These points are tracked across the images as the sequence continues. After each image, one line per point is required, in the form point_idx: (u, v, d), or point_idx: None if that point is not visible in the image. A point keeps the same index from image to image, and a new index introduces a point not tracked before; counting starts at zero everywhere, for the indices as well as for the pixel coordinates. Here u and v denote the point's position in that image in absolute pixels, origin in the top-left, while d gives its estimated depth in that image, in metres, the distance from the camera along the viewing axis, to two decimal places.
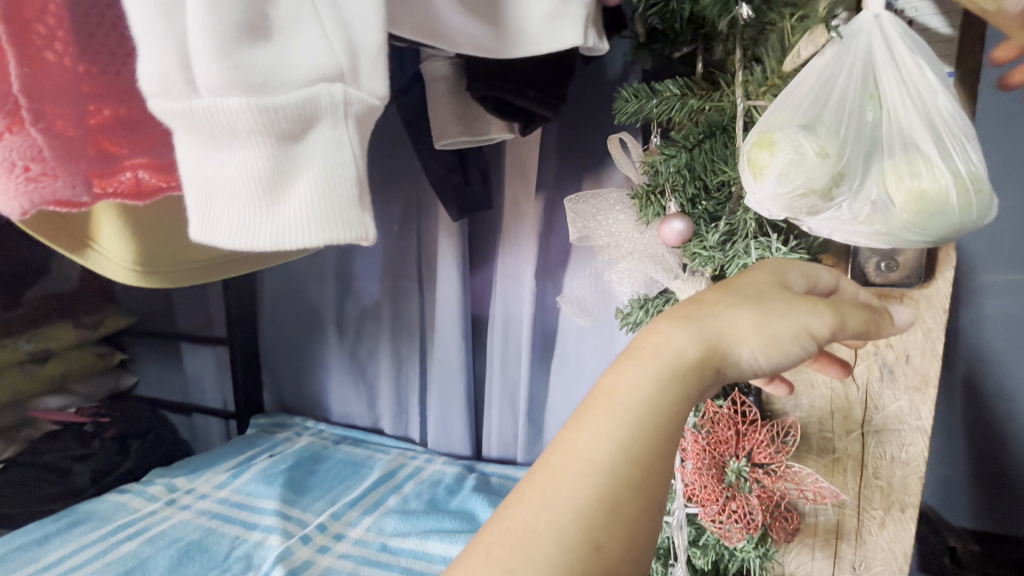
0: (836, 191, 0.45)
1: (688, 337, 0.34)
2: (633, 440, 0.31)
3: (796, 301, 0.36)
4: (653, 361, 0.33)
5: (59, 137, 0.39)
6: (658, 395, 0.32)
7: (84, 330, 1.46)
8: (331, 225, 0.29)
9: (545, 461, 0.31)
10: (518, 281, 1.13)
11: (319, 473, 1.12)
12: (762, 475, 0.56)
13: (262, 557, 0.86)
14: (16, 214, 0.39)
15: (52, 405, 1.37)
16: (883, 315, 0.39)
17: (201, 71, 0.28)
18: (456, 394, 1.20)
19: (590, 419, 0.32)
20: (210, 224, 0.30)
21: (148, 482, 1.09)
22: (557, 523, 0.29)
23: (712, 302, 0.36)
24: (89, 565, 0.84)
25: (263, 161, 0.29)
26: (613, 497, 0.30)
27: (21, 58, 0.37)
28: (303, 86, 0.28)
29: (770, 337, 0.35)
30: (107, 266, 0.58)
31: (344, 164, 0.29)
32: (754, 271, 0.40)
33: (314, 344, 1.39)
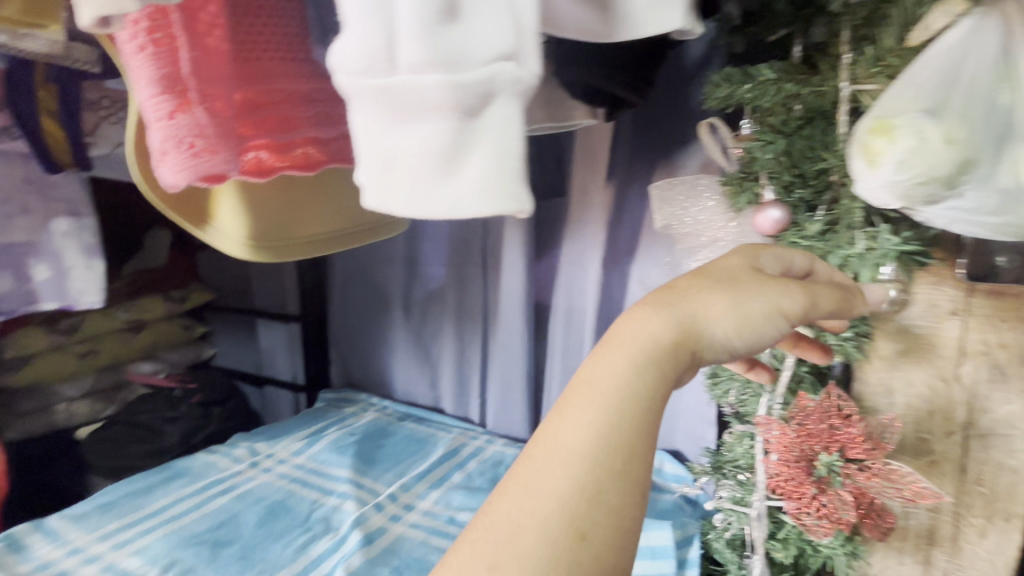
0: (960, 175, 0.43)
1: (661, 323, 0.35)
2: (610, 426, 0.31)
3: (768, 283, 0.37)
4: (630, 349, 0.34)
5: (217, 116, 0.45)
6: (634, 376, 0.33)
7: (172, 303, 1.56)
8: (502, 198, 0.30)
9: (529, 452, 0.32)
10: (582, 271, 1.13)
11: (386, 448, 1.17)
12: (856, 471, 0.54)
13: (339, 520, 0.91)
14: (179, 184, 0.45)
15: (145, 370, 1.52)
16: (854, 294, 0.42)
17: (403, 50, 0.30)
18: (517, 377, 1.23)
19: (568, 409, 0.32)
20: (387, 194, 0.33)
21: (232, 445, 1.18)
22: (541, 512, 0.29)
23: (683, 288, 0.37)
24: (187, 514, 0.92)
25: (447, 134, 0.30)
26: (595, 484, 0.30)
27: (192, 44, 0.43)
28: (487, 63, 0.30)
29: (744, 318, 0.36)
30: (224, 241, 0.61)
31: (516, 141, 0.30)
32: (727, 256, 0.40)
33: (381, 325, 1.45)
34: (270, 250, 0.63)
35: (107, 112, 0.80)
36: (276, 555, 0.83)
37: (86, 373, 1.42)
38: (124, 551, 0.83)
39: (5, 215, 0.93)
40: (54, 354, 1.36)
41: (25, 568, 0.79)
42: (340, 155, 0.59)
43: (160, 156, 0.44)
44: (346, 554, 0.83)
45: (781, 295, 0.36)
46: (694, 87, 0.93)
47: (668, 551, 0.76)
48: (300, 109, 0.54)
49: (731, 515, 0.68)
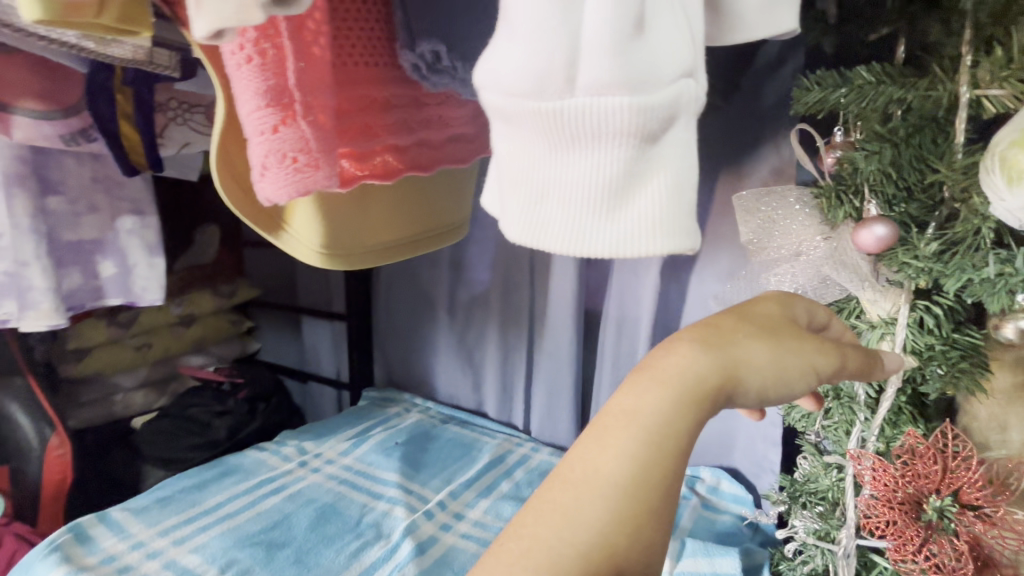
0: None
1: (705, 361, 0.32)
2: (651, 462, 0.29)
3: (808, 337, 0.36)
4: (677, 386, 0.31)
5: (320, 130, 0.44)
6: (675, 414, 0.31)
7: (221, 298, 1.59)
8: (674, 234, 0.29)
9: (563, 476, 0.30)
10: (637, 278, 1.08)
11: (432, 452, 1.17)
12: (973, 518, 0.49)
13: (390, 527, 0.91)
14: (282, 201, 0.43)
15: (195, 362, 1.55)
16: (882, 357, 0.40)
17: (583, 69, 0.29)
18: (564, 385, 1.20)
19: (611, 440, 0.30)
20: (543, 227, 0.31)
21: (281, 442, 1.19)
22: (577, 543, 0.28)
23: (729, 327, 0.34)
24: (242, 513, 0.93)
25: (622, 164, 0.29)
26: (634, 519, 0.29)
27: (300, 55, 0.42)
28: (673, 84, 0.28)
29: (781, 371, 0.33)
30: (299, 249, 0.60)
31: (690, 172, 0.29)
32: (765, 297, 0.38)
33: (425, 326, 1.45)
34: (339, 258, 0.62)
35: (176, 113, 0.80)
36: (330, 560, 0.83)
37: (141, 365, 1.46)
38: (184, 548, 0.84)
39: (76, 212, 0.96)
40: (115, 345, 1.41)
41: (92, 560, 0.81)
42: (416, 163, 0.59)
43: (260, 173, 0.42)
44: (400, 564, 0.82)
45: (825, 357, 0.34)
46: (769, 88, 0.86)
47: None
48: (380, 116, 0.54)
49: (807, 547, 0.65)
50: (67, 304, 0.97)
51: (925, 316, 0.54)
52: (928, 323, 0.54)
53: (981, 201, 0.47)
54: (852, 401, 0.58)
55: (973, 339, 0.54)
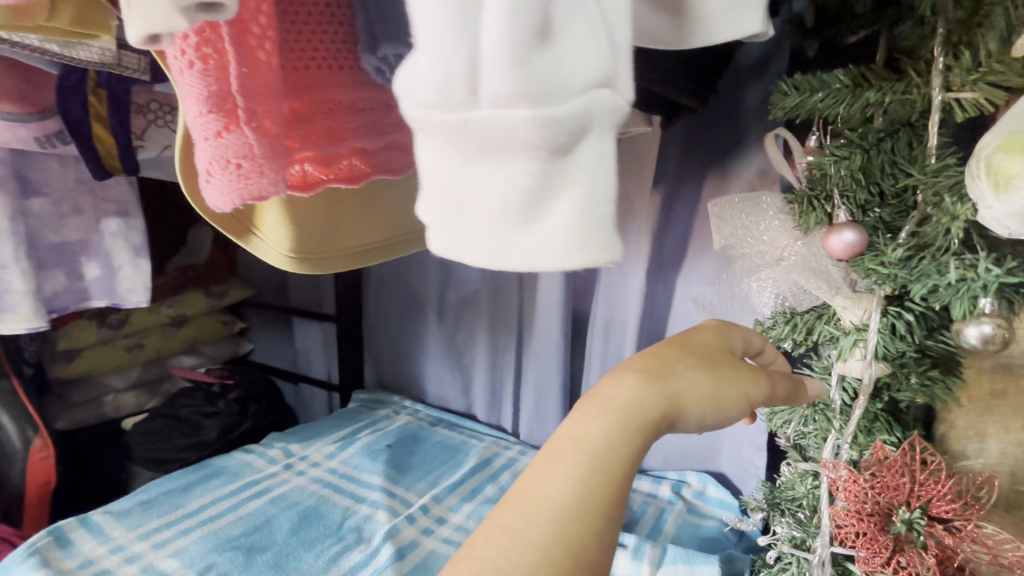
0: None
1: (651, 391, 0.36)
2: (596, 484, 0.32)
3: (742, 370, 0.41)
4: (622, 412, 0.35)
5: (265, 135, 0.43)
6: (620, 439, 0.34)
7: (212, 299, 1.57)
8: (591, 248, 0.29)
9: (512, 501, 0.32)
10: (624, 279, 1.08)
11: (418, 455, 1.16)
12: (940, 531, 0.48)
13: (371, 530, 0.91)
14: (227, 206, 0.43)
15: (186, 364, 1.55)
16: (802, 389, 0.46)
17: (486, 79, 0.28)
18: (552, 388, 1.19)
19: (560, 465, 0.32)
20: (459, 242, 0.31)
21: (268, 445, 1.18)
22: (524, 567, 0.29)
23: (672, 360, 0.39)
24: (224, 517, 0.92)
25: (532, 178, 0.29)
26: (578, 541, 0.30)
27: (241, 59, 0.41)
28: (583, 93, 0.28)
29: (718, 401, 0.38)
30: (268, 253, 0.61)
31: (606, 184, 0.29)
32: (701, 331, 0.43)
33: (415, 328, 1.44)
34: (309, 263, 0.63)
35: (154, 116, 0.80)
36: (308, 564, 0.82)
37: (132, 366, 1.46)
38: (163, 552, 0.84)
39: (59, 214, 0.96)
40: (105, 347, 1.40)
41: (70, 565, 0.80)
42: (383, 166, 0.61)
43: (206, 178, 0.43)
44: (377, 569, 0.82)
45: (753, 387, 0.39)
46: (755, 86, 0.84)
47: None
48: (345, 119, 0.55)
49: (785, 557, 0.63)
50: (49, 306, 0.97)
51: (897, 321, 0.52)
52: (899, 329, 0.52)
53: (956, 205, 0.45)
54: (828, 409, 0.59)
55: (946, 346, 0.53)
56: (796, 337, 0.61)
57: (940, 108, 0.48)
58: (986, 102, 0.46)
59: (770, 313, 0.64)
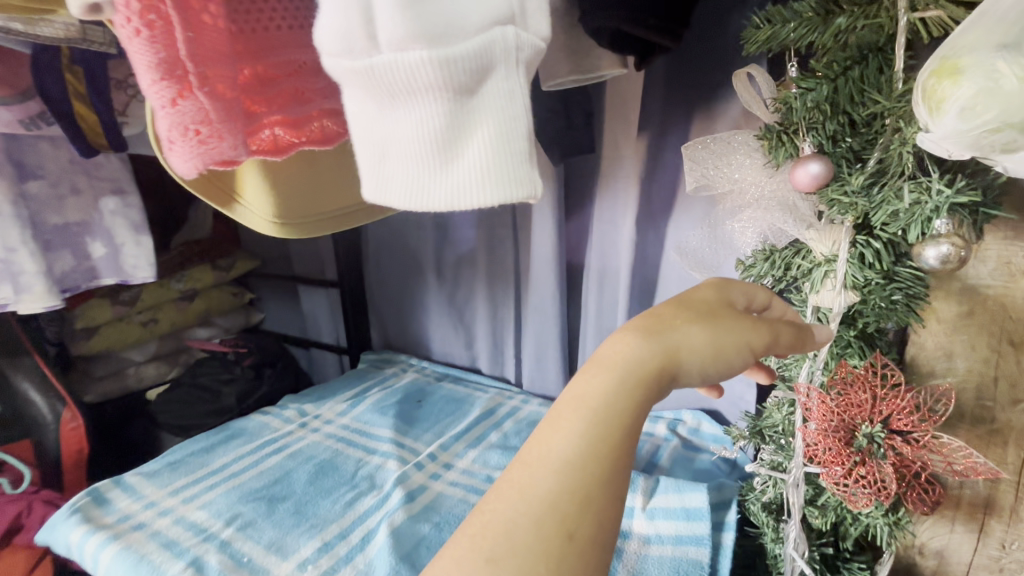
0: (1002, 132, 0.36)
1: (649, 347, 0.39)
2: (596, 437, 0.35)
3: (742, 320, 0.43)
4: (620, 369, 0.38)
5: (219, 99, 0.45)
6: (620, 394, 0.37)
7: (220, 272, 1.63)
8: (501, 177, 0.35)
9: (523, 460, 0.35)
10: (615, 228, 1.10)
11: (426, 408, 1.23)
12: (900, 443, 0.52)
13: (383, 477, 0.97)
14: (191, 170, 0.46)
15: (202, 335, 1.61)
16: (808, 331, 0.47)
17: (381, 29, 0.33)
18: (551, 339, 1.22)
19: (563, 423, 0.36)
20: (391, 178, 0.38)
21: (283, 406, 1.25)
22: (533, 513, 0.33)
23: (670, 317, 0.41)
24: (246, 472, 0.99)
25: (443, 119, 0.35)
26: (582, 489, 0.34)
27: (186, 24, 0.41)
28: (480, 33, 0.33)
29: (718, 349, 0.41)
30: (252, 219, 0.65)
31: (514, 117, 0.35)
32: (702, 287, 0.45)
33: (415, 288, 1.48)
34: (291, 228, 0.67)
35: (135, 89, 0.81)
36: (326, 510, 0.88)
37: (150, 340, 1.52)
38: (192, 505, 0.90)
39: (59, 196, 0.98)
40: (121, 323, 1.45)
41: (109, 519, 0.87)
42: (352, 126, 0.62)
43: (169, 146, 0.45)
44: (390, 510, 0.87)
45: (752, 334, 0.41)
46: (739, 15, 0.83)
47: (702, 513, 0.76)
48: (311, 80, 0.56)
49: (768, 480, 0.67)
50: (62, 286, 1.01)
51: (865, 250, 0.53)
52: (868, 258, 0.53)
53: (907, 130, 0.46)
54: None
55: (914, 272, 0.53)
56: (777, 272, 0.62)
57: (906, 31, 0.46)
58: (950, 22, 0.45)
59: (752, 251, 0.65)
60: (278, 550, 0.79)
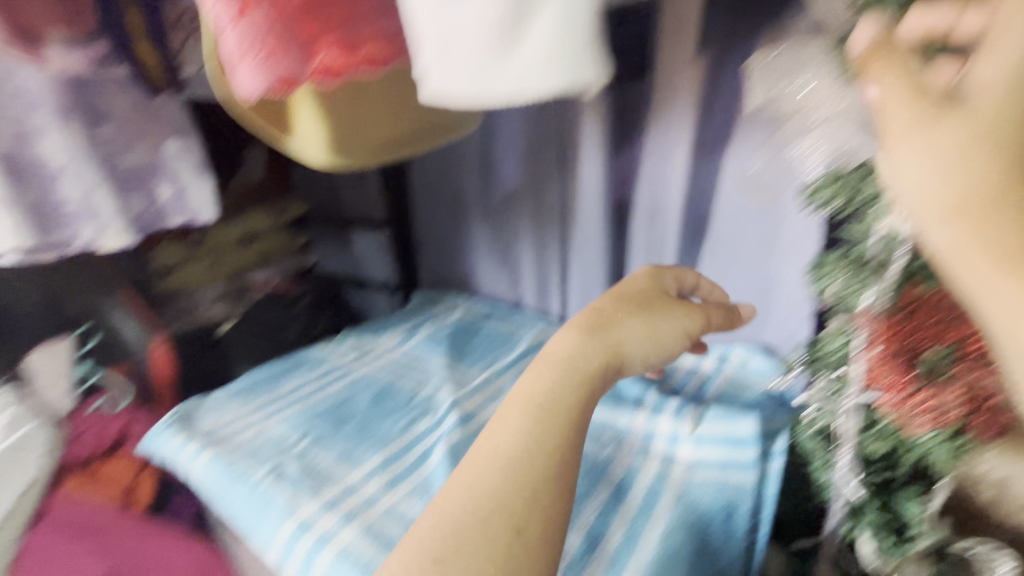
0: (1006, 183, 0.37)
1: (598, 340, 0.63)
2: (533, 438, 0.53)
3: (678, 308, 0.69)
4: (567, 366, 0.60)
5: (279, 17, 0.51)
6: (565, 390, 0.58)
7: (273, 215, 1.73)
8: (550, 63, 0.46)
9: (477, 462, 0.53)
10: (667, 162, 1.06)
11: (475, 341, 1.28)
12: (971, 367, 0.50)
13: (437, 402, 1.03)
14: (258, 88, 0.52)
15: (261, 276, 1.67)
16: (735, 312, 0.74)
17: None
18: (597, 274, 1.25)
19: (514, 425, 0.55)
20: (452, 69, 0.49)
21: (342, 338, 1.33)
22: (477, 510, 0.48)
23: (617, 319, 0.66)
24: (315, 394, 1.08)
25: (505, 7, 0.46)
26: (522, 481, 0.50)
27: None
28: None
29: (653, 337, 0.66)
30: (307, 149, 0.67)
31: (571, 5, 0.45)
32: (648, 287, 0.72)
33: (461, 226, 1.50)
34: (343, 156, 0.68)
35: None
36: (388, 429, 0.95)
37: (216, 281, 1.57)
38: (271, 420, 1.00)
39: (127, 141, 1.02)
40: (190, 264, 1.51)
41: (202, 429, 0.99)
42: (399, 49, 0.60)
43: (239, 63, 0.51)
44: (444, 432, 0.92)
45: (680, 322, 0.67)
46: None
47: (749, 440, 0.76)
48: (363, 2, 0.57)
49: (821, 407, 0.66)
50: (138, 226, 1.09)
51: None
52: None
53: None
54: (867, 263, 0.58)
55: None
56: (845, 197, 0.58)
57: None
58: None
59: (818, 174, 0.61)
60: (348, 460, 0.87)
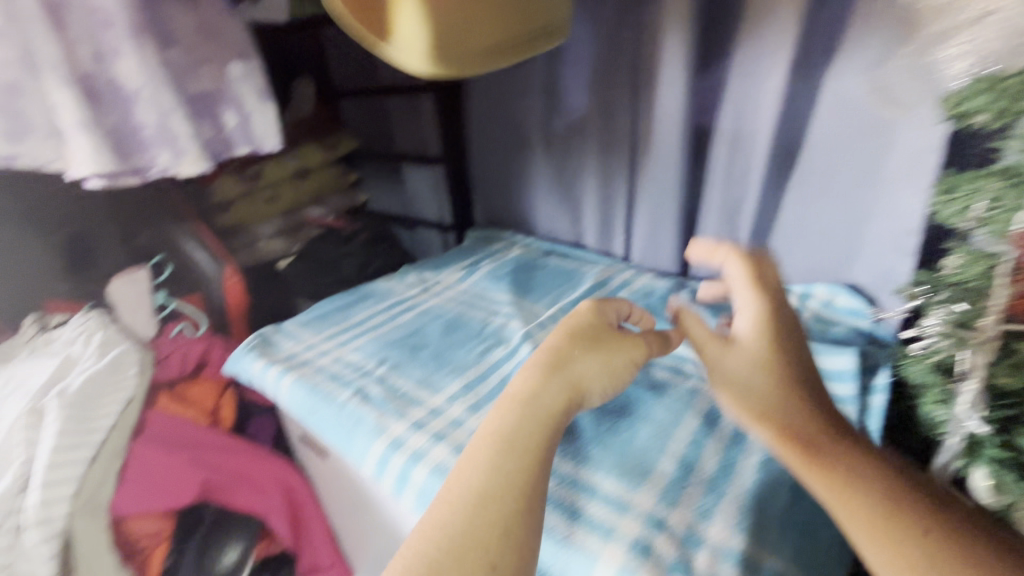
0: (788, 400, 0.54)
1: (554, 377, 0.53)
2: (502, 469, 0.45)
3: (634, 342, 0.60)
4: (520, 403, 0.51)
5: None
6: (524, 423, 0.49)
7: (327, 150, 1.71)
8: None
9: (442, 500, 0.44)
10: (757, 83, 0.98)
11: (538, 277, 1.26)
12: None
13: (508, 333, 1.02)
14: None
15: (316, 213, 1.68)
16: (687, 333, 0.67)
17: None
18: (669, 210, 1.18)
19: (476, 460, 0.46)
20: None
21: (403, 273, 1.34)
22: (444, 553, 0.40)
23: (567, 354, 0.56)
24: (386, 324, 1.09)
25: None
26: (495, 517, 0.42)
27: None
28: None
29: (611, 369, 0.57)
30: (408, 48, 0.69)
31: None
32: (593, 318, 0.61)
33: (521, 161, 1.45)
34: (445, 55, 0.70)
35: None
36: (463, 357, 0.96)
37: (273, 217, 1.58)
38: (346, 348, 1.02)
39: (193, 62, 1.01)
40: (248, 200, 1.53)
41: (281, 355, 1.01)
42: None
43: None
44: (521, 360, 0.92)
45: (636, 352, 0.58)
46: None
47: (846, 374, 0.74)
48: None
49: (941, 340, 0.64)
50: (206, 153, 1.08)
51: None
52: None
53: None
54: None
55: None
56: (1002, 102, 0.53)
57: None
58: None
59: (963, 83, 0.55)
60: (428, 385, 0.88)
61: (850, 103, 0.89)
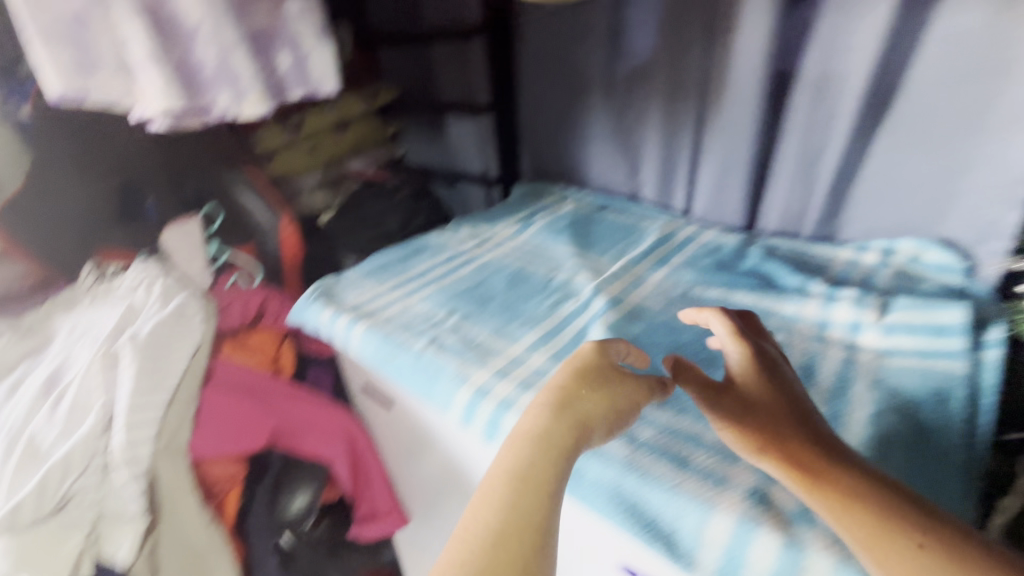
0: (781, 432, 0.52)
1: (560, 418, 0.51)
2: (513, 507, 0.43)
3: (634, 383, 0.59)
4: (525, 440, 0.49)
5: None
6: (531, 458, 0.48)
7: (365, 99, 1.65)
8: None
9: (457, 538, 0.42)
10: (855, 19, 0.91)
11: (597, 231, 1.22)
12: None
13: (576, 287, 1.00)
14: None
15: (356, 166, 1.66)
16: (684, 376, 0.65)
17: None
18: (740, 161, 1.12)
19: (488, 498, 0.44)
20: None
21: (456, 226, 1.30)
22: None
23: (569, 392, 0.54)
24: (449, 276, 1.07)
25: None
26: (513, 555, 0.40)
27: None
28: None
29: (614, 410, 0.55)
30: None
31: None
32: (589, 356, 0.59)
33: (577, 110, 1.39)
34: None
35: None
36: (534, 309, 0.94)
37: (313, 170, 1.57)
38: (414, 298, 1.00)
39: None
40: (289, 150, 1.52)
41: (348, 304, 1.00)
42: None
43: None
44: (596, 312, 0.90)
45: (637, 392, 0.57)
46: None
47: (956, 328, 0.72)
48: None
49: None
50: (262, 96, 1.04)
51: None
52: None
53: None
54: None
55: None
56: None
57: None
58: None
59: None
60: (504, 334, 0.87)
61: (964, 39, 0.82)
